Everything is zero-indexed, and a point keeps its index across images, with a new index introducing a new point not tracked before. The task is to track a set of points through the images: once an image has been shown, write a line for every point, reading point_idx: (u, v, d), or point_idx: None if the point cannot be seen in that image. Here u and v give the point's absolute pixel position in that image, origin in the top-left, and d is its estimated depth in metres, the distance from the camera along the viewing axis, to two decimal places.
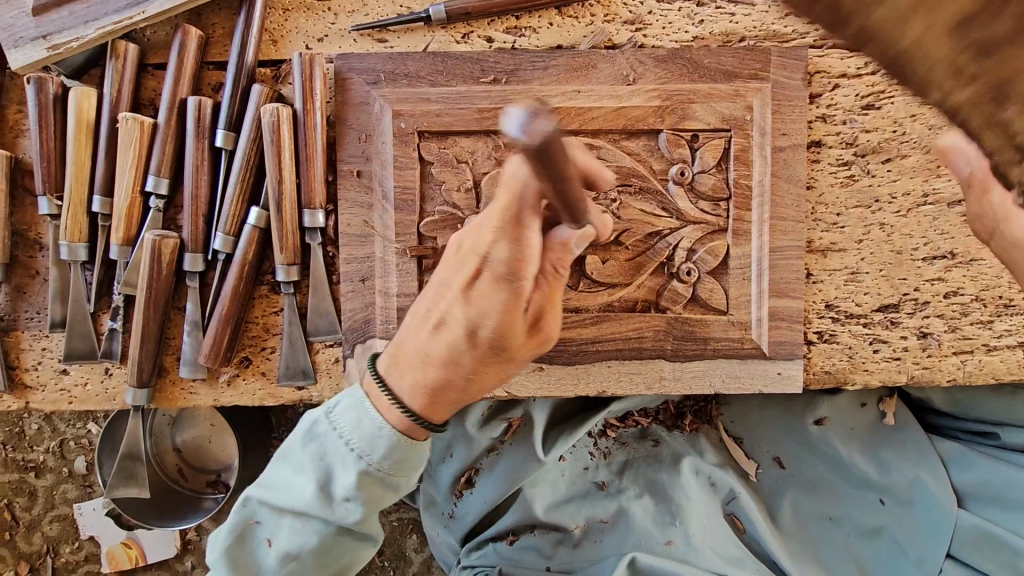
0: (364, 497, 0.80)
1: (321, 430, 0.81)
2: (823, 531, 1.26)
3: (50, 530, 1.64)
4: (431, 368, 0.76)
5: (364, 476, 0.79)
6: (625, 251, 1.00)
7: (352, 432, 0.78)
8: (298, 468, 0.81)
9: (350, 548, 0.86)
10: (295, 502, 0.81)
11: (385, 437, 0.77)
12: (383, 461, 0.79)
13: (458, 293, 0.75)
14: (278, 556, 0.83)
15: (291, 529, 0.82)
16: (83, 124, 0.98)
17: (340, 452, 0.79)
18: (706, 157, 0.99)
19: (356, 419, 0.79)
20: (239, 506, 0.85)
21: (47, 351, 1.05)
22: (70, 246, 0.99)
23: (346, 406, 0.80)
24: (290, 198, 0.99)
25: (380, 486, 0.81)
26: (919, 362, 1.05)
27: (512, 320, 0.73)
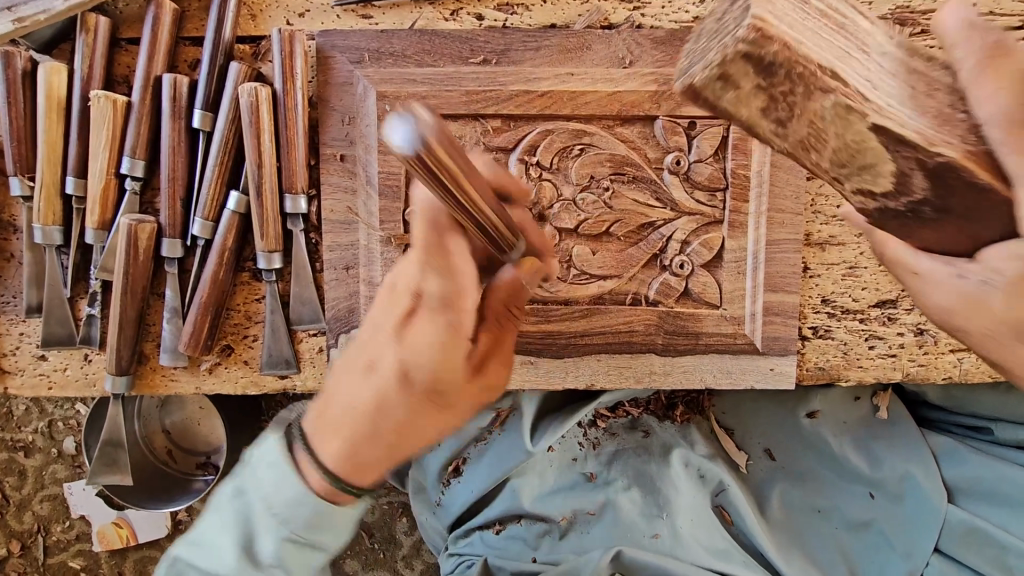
0: (293, 563, 0.68)
1: (241, 489, 0.67)
2: (810, 524, 1.24)
3: (41, 509, 1.64)
4: (357, 428, 0.65)
5: (288, 544, 0.67)
6: (617, 243, 0.97)
7: (272, 498, 0.65)
8: (219, 530, 0.68)
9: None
10: (218, 568, 0.68)
11: (310, 502, 0.65)
12: (306, 527, 0.66)
13: (391, 341, 0.64)
14: None
15: None
16: (54, 102, 0.94)
17: (263, 515, 0.66)
18: (703, 146, 0.95)
19: (275, 479, 0.65)
20: (166, 560, 0.72)
21: (24, 336, 1.02)
22: (44, 229, 0.96)
23: (265, 461, 0.66)
24: (270, 182, 0.95)
25: (307, 550, 0.68)
26: (914, 358, 1.03)
27: (452, 356, 0.62)
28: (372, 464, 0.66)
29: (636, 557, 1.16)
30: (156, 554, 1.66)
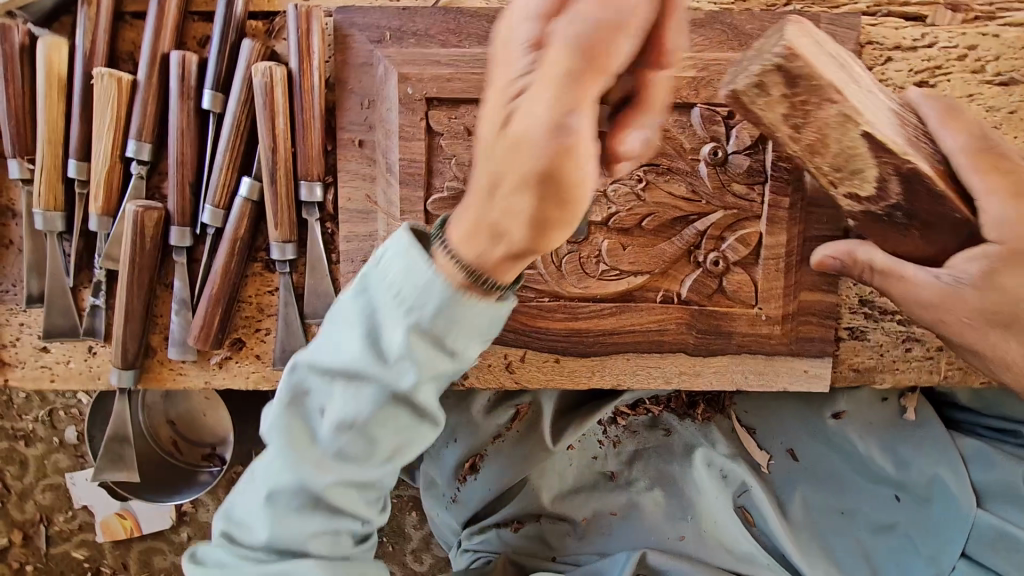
0: (420, 364, 0.65)
1: (366, 284, 0.66)
2: (836, 527, 1.21)
3: (43, 498, 1.61)
4: (483, 220, 0.60)
5: (416, 337, 0.64)
6: (649, 238, 0.93)
7: (397, 283, 0.64)
8: (345, 332, 0.68)
9: (407, 425, 0.71)
10: (346, 366, 0.68)
11: (438, 287, 0.62)
12: (438, 315, 0.63)
13: (497, 120, 0.55)
14: (332, 423, 0.70)
15: (343, 391, 0.69)
16: (54, 79, 0.89)
17: (387, 302, 0.65)
18: (743, 136, 0.90)
19: (404, 267, 0.64)
20: (290, 369, 0.72)
21: (25, 326, 0.98)
22: (45, 215, 0.91)
23: (391, 250, 0.65)
24: (284, 169, 0.90)
25: (436, 349, 0.65)
26: (954, 362, 0.99)
27: (498, 110, 0.56)
28: (507, 262, 0.62)
29: (662, 562, 1.13)
30: (161, 545, 1.63)
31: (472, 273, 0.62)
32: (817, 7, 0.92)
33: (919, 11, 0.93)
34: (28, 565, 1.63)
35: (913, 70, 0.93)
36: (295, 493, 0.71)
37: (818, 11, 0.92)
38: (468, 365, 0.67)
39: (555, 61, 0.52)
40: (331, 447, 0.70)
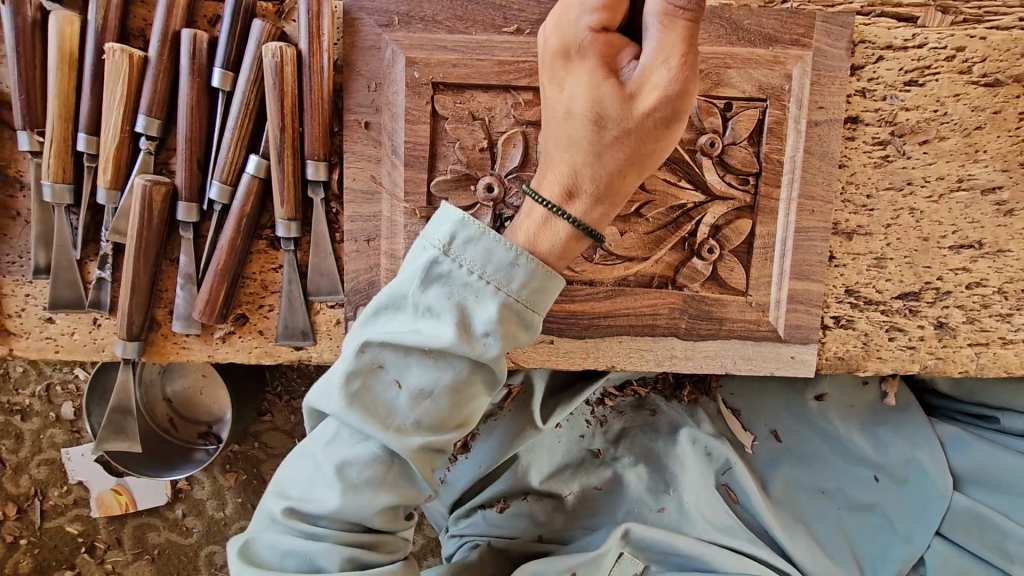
0: (504, 333, 0.75)
1: (447, 274, 0.75)
2: (815, 505, 1.23)
3: (38, 473, 1.62)
4: (592, 164, 0.75)
5: (505, 311, 0.75)
6: (645, 224, 0.95)
7: (482, 263, 0.74)
8: (426, 312, 0.77)
9: (476, 397, 0.80)
10: (429, 338, 0.75)
11: (522, 264, 0.75)
12: (520, 289, 0.76)
13: (596, 74, 0.72)
14: (409, 394, 0.77)
15: (422, 366, 0.76)
16: (66, 54, 0.90)
17: (472, 279, 0.75)
18: (738, 129, 0.93)
19: (484, 250, 0.75)
20: (357, 349, 0.77)
21: (31, 298, 0.99)
22: (54, 187, 0.92)
23: (465, 236, 0.75)
24: (292, 148, 0.92)
25: (516, 321, 0.77)
26: (933, 352, 1.03)
27: (603, 78, 0.72)
28: (608, 210, 0.78)
29: (643, 535, 1.14)
30: (155, 521, 1.65)
31: (579, 223, 0.77)
32: (813, 5, 0.95)
33: (911, 11, 0.96)
34: (21, 539, 1.63)
35: (903, 69, 0.96)
36: (367, 463, 0.77)
37: (815, 8, 0.94)
38: (535, 338, 0.80)
39: (672, 17, 0.69)
40: (408, 416, 0.77)
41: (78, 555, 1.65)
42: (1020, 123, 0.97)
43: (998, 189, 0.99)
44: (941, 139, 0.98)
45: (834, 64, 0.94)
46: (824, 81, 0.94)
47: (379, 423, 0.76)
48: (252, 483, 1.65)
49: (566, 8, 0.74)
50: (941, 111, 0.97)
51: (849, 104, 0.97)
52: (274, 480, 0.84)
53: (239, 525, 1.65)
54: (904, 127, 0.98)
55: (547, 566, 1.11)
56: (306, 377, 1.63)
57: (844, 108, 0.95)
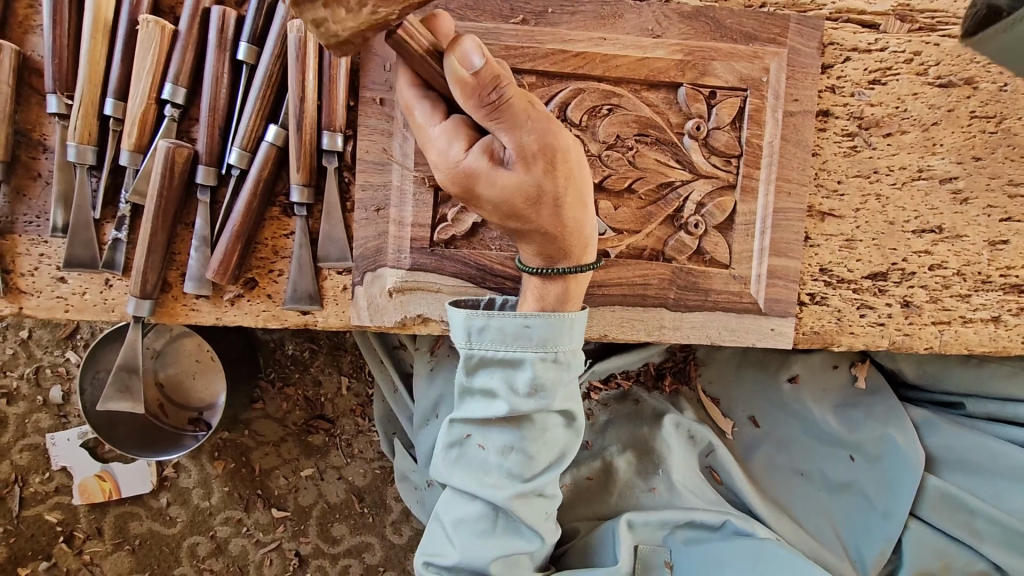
0: (549, 385, 0.87)
1: (479, 358, 0.88)
2: (794, 485, 1.29)
3: (19, 458, 1.60)
4: (546, 233, 0.79)
5: (540, 367, 0.86)
6: (637, 200, 1.03)
7: (504, 340, 0.86)
8: (476, 389, 0.90)
9: (554, 437, 0.91)
10: (487, 409, 0.88)
11: (542, 324, 0.85)
12: (547, 343, 0.86)
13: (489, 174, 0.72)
14: (496, 451, 0.90)
15: (494, 428, 0.90)
16: (100, 24, 0.96)
17: (506, 356, 0.87)
18: (722, 115, 1.03)
19: (500, 328, 0.86)
20: (444, 429, 0.92)
21: (45, 257, 1.02)
22: (78, 147, 0.97)
23: (494, 323, 0.86)
24: (310, 118, 0.98)
25: (555, 368, 0.88)
26: (901, 329, 1.11)
27: (504, 183, 0.72)
28: (578, 246, 0.82)
29: (648, 519, 1.15)
30: (138, 510, 1.63)
31: (568, 268, 0.84)
32: (788, 9, 1.05)
33: (874, 19, 1.07)
34: None
35: (868, 69, 1.07)
36: (480, 516, 0.91)
37: (790, 12, 1.05)
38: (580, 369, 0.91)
39: (497, 110, 0.66)
40: (503, 471, 0.90)
41: (55, 545, 1.61)
42: (972, 121, 1.08)
43: (954, 179, 1.09)
44: (902, 133, 1.08)
45: (807, 62, 1.04)
46: (798, 76, 1.04)
47: (484, 483, 0.90)
48: (240, 471, 1.64)
49: (432, 157, 0.73)
50: (902, 108, 1.08)
51: (821, 99, 1.07)
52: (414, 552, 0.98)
53: (224, 516, 1.64)
54: (870, 121, 1.08)
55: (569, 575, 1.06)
56: (298, 365, 1.65)
57: (816, 101, 1.05)
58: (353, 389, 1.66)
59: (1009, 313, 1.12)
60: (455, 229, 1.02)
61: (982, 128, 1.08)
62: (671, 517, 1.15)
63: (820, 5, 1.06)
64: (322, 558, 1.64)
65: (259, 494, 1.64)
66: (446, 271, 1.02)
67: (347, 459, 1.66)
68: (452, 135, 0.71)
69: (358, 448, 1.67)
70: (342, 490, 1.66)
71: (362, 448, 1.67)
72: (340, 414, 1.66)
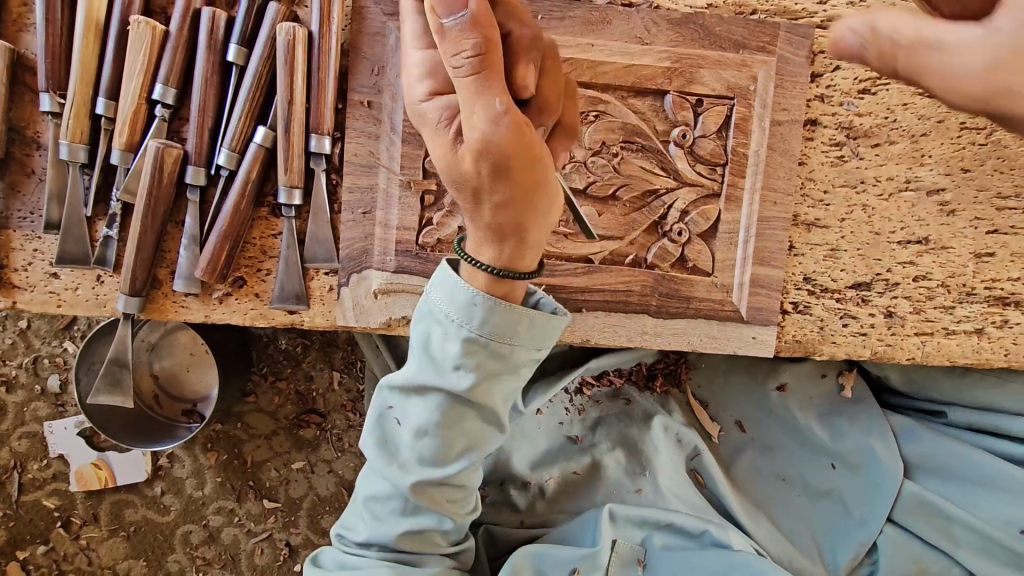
0: (477, 368, 0.78)
1: (421, 323, 0.80)
2: (775, 490, 1.30)
3: (18, 445, 1.64)
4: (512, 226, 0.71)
5: (469, 350, 0.77)
6: (622, 206, 1.04)
7: (444, 309, 0.77)
8: (410, 358, 0.83)
9: (474, 425, 0.84)
10: (412, 380, 0.81)
11: (479, 304, 0.75)
12: (483, 325, 0.76)
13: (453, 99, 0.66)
14: (411, 430, 0.84)
15: (415, 406, 0.83)
16: (92, 24, 0.97)
17: (445, 323, 0.77)
18: (708, 123, 1.03)
19: (445, 292, 0.77)
20: (375, 394, 0.88)
21: (38, 253, 1.04)
22: (70, 146, 0.98)
23: (444, 281, 0.77)
24: (298, 121, 0.99)
25: (488, 353, 0.78)
26: (883, 339, 1.11)
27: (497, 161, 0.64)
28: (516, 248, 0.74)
29: (630, 513, 1.15)
30: (133, 498, 1.66)
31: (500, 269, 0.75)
32: (778, 17, 1.05)
33: None
34: None
35: (857, 78, 1.07)
36: (390, 494, 0.88)
37: (780, 20, 1.05)
38: (515, 361, 0.79)
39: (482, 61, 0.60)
40: (415, 451, 0.84)
41: (53, 530, 1.64)
42: (961, 132, 1.08)
43: (941, 191, 1.09)
44: (891, 143, 1.08)
45: (796, 70, 1.04)
46: (787, 85, 1.04)
47: (396, 459, 0.86)
48: (233, 463, 1.67)
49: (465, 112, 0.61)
50: (890, 118, 1.08)
51: (809, 108, 1.07)
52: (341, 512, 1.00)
53: (217, 505, 1.67)
54: (858, 131, 1.08)
55: (548, 557, 1.09)
56: (291, 359, 1.68)
57: (804, 111, 1.05)
58: (345, 383, 1.69)
59: (993, 325, 1.12)
60: (440, 233, 1.03)
61: (971, 140, 1.08)
62: (652, 513, 1.16)
63: (811, 13, 1.06)
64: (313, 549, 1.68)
65: (252, 485, 1.67)
66: (431, 274, 1.04)
67: (338, 453, 1.69)
68: (458, 41, 0.59)
69: (349, 442, 1.69)
70: (332, 483, 1.69)
71: (353, 442, 1.69)
72: (332, 408, 1.69)
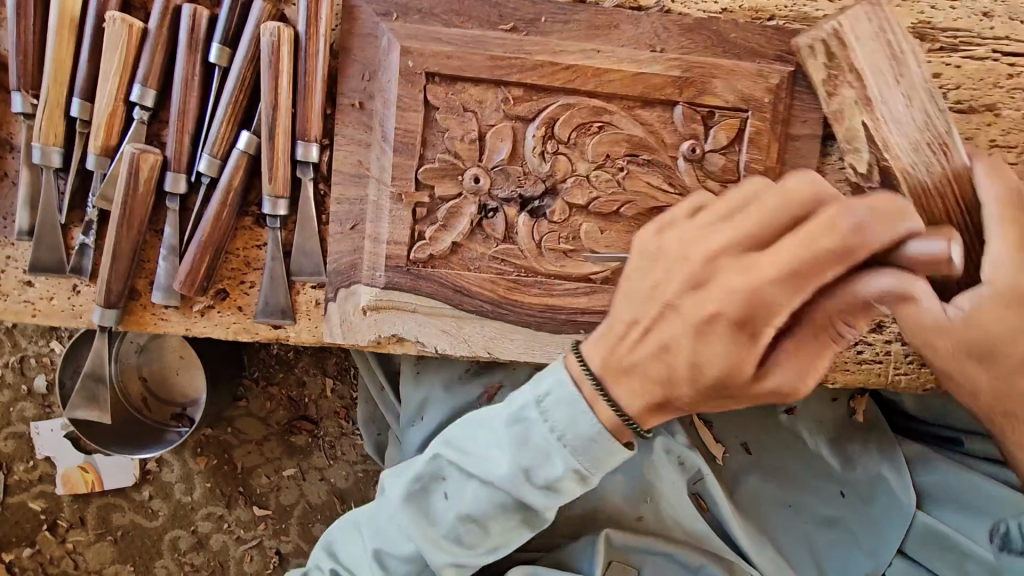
0: (562, 490, 0.82)
1: (525, 420, 0.80)
2: (781, 518, 1.24)
3: (4, 446, 1.60)
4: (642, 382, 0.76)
5: (568, 474, 0.80)
6: (625, 223, 0.98)
7: (562, 426, 0.78)
8: (497, 446, 0.83)
9: (515, 529, 0.87)
10: (488, 474, 0.83)
11: (598, 442, 0.77)
12: (590, 459, 0.79)
13: (729, 310, 0.71)
14: (459, 512, 0.86)
15: (474, 492, 0.85)
16: (67, 20, 0.92)
17: (546, 442, 0.79)
18: (720, 136, 0.96)
19: (571, 414, 0.78)
20: (429, 457, 0.89)
21: (11, 260, 0.99)
22: (43, 149, 0.93)
23: (560, 397, 0.78)
24: (284, 127, 0.93)
25: (577, 480, 0.81)
26: (899, 368, 1.05)
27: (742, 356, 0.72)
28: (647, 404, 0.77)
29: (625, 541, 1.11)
30: (121, 503, 1.63)
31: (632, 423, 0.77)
32: (797, 24, 0.98)
33: None
34: None
35: None
36: (407, 555, 0.89)
37: (799, 28, 0.98)
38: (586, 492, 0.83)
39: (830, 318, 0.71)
40: (452, 529, 0.86)
41: (39, 533, 1.61)
42: (992, 149, 1.00)
43: None
44: None
45: (815, 81, 0.97)
46: (805, 97, 0.97)
47: (424, 527, 0.87)
48: (223, 468, 1.63)
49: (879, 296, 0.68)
50: None
51: (828, 122, 1.00)
52: (330, 533, 1.00)
53: (206, 511, 1.63)
54: None
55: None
56: (283, 365, 1.63)
57: (822, 124, 0.99)
58: (338, 391, 1.64)
59: None
60: (433, 248, 0.97)
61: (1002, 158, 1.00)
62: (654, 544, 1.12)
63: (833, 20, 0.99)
64: (303, 557, 1.64)
65: (241, 491, 1.64)
66: (422, 290, 0.98)
67: (330, 461, 1.64)
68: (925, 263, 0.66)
69: (342, 451, 1.65)
70: (324, 491, 1.64)
71: (346, 451, 1.65)
72: (324, 415, 1.64)
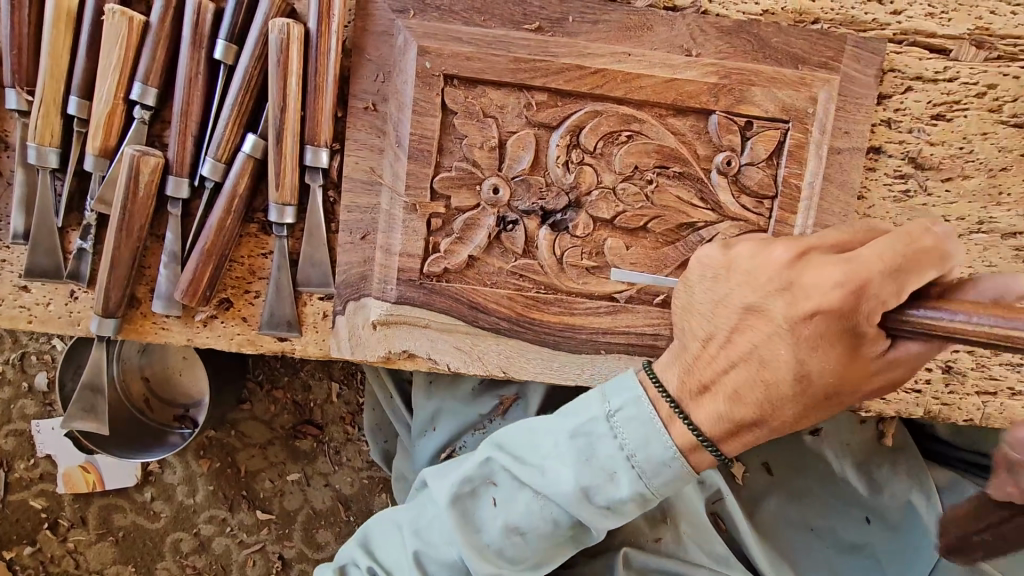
0: (623, 512, 0.77)
1: (592, 433, 0.76)
2: (803, 542, 1.17)
3: (5, 443, 1.58)
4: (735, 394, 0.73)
5: (633, 497, 0.75)
6: (652, 239, 0.92)
7: (633, 445, 0.74)
8: (557, 457, 0.77)
9: (562, 547, 0.82)
10: (545, 487, 0.77)
11: (670, 467, 0.74)
12: (657, 483, 0.75)
13: (831, 304, 0.65)
14: (509, 523, 0.79)
15: (526, 505, 0.79)
16: (63, 13, 0.86)
17: (612, 460, 0.75)
18: (757, 149, 0.90)
19: (643, 434, 0.74)
20: (479, 459, 0.82)
21: (6, 264, 0.95)
22: (39, 149, 0.88)
23: (631, 412, 0.75)
24: (292, 130, 0.88)
25: (638, 504, 0.76)
26: (939, 398, 0.99)
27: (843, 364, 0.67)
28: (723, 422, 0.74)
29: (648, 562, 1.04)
30: (123, 503, 1.60)
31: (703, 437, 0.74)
32: (843, 28, 0.91)
33: (945, 44, 0.92)
34: None
35: (932, 102, 0.93)
36: (445, 562, 0.83)
37: (846, 33, 0.91)
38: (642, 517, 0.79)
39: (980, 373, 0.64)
40: (499, 541, 0.80)
41: (39, 532, 1.59)
42: None
43: (1019, 234, 0.95)
44: (965, 177, 0.94)
45: (861, 91, 0.90)
46: (850, 107, 0.90)
47: (468, 534, 0.80)
48: (226, 471, 1.60)
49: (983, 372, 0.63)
50: (966, 149, 0.94)
51: (873, 134, 0.94)
52: (361, 530, 0.93)
53: (208, 514, 1.60)
54: (928, 162, 0.94)
55: None
56: (288, 367, 1.59)
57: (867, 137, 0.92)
58: (344, 396, 1.60)
59: None
60: (449, 262, 0.92)
61: None
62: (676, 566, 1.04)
63: (882, 24, 0.92)
64: (306, 563, 1.61)
65: (245, 495, 1.60)
66: (436, 306, 0.93)
67: (335, 467, 1.61)
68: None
69: (348, 457, 1.61)
70: (329, 497, 1.61)
71: (352, 457, 1.61)
72: (330, 420, 1.61)
